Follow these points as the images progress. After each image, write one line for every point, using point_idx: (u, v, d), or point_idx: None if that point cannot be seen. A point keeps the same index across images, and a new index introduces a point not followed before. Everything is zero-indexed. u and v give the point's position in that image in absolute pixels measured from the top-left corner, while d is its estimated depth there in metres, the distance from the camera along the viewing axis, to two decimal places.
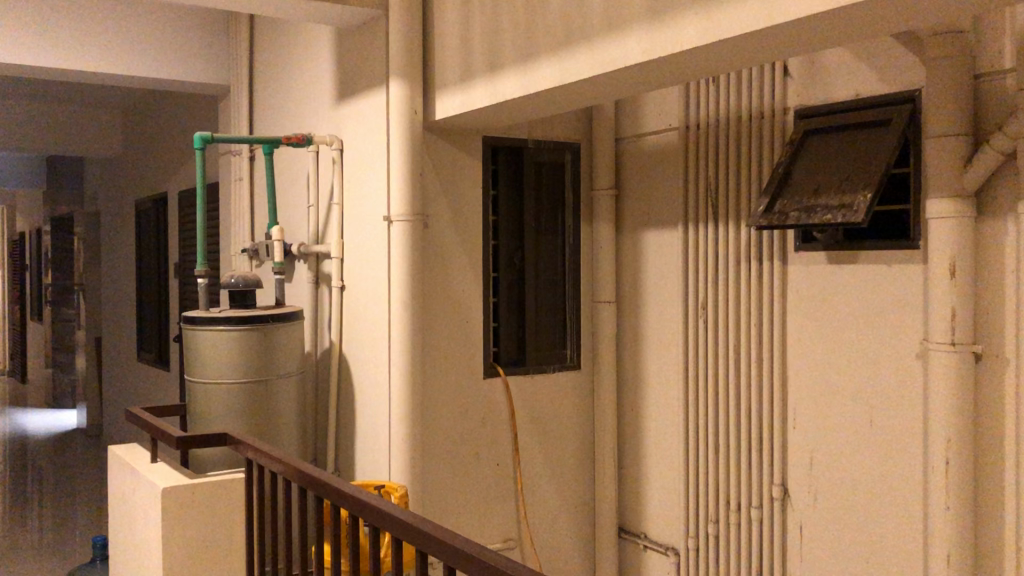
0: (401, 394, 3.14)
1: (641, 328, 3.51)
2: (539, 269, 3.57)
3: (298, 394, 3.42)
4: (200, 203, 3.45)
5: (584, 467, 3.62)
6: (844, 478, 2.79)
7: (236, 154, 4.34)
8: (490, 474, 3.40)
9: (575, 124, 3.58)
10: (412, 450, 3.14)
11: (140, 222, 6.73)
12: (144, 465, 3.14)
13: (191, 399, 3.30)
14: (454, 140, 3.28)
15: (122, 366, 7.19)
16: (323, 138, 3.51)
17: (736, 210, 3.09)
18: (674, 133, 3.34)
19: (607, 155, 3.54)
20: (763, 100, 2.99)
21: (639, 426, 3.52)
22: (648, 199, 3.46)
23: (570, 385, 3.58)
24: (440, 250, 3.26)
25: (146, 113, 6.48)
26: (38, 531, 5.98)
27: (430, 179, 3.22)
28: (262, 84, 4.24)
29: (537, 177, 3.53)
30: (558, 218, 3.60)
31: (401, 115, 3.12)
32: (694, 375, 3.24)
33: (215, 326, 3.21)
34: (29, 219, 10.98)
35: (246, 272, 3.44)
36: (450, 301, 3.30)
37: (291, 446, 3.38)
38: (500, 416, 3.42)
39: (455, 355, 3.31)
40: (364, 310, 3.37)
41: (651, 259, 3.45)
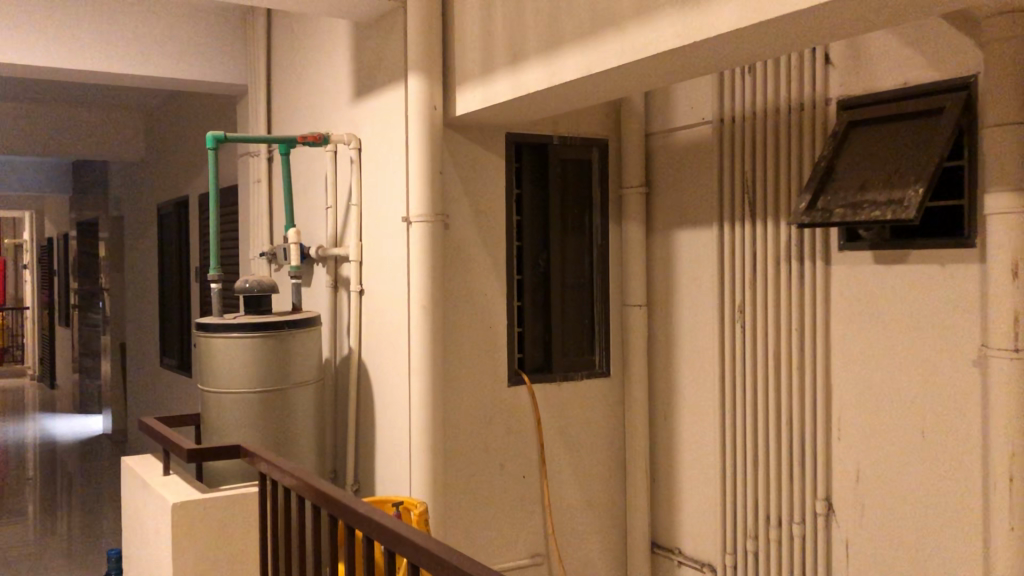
0: (422, 404, 2.99)
1: (674, 334, 3.34)
2: (566, 271, 3.41)
3: (316, 403, 3.29)
4: (213, 204, 3.33)
5: (615, 480, 3.46)
6: (895, 492, 2.60)
7: (254, 156, 4.22)
8: (515, 486, 3.25)
9: (602, 119, 3.42)
10: (434, 463, 3.00)
11: (163, 226, 6.65)
12: (156, 479, 3.02)
13: (204, 409, 3.17)
14: (475, 137, 3.13)
15: (146, 371, 7.12)
16: (340, 137, 3.38)
17: (775, 208, 2.91)
18: (707, 127, 3.17)
19: (637, 152, 3.38)
20: (803, 90, 2.81)
21: (673, 436, 3.35)
22: (680, 198, 3.29)
23: (600, 392, 3.42)
24: (462, 252, 3.12)
25: (168, 115, 6.41)
26: (61, 536, 5.92)
27: (451, 178, 3.08)
28: (279, 83, 4.12)
29: (563, 175, 3.37)
30: (586, 218, 3.44)
31: (420, 111, 2.98)
32: (730, 384, 3.07)
33: (229, 334, 3.08)
34: (56, 225, 11.00)
35: (261, 277, 3.31)
36: (473, 305, 3.15)
37: (309, 458, 3.25)
38: (526, 426, 3.26)
39: (478, 362, 3.16)
40: (384, 316, 3.23)
41: (684, 261, 3.28)
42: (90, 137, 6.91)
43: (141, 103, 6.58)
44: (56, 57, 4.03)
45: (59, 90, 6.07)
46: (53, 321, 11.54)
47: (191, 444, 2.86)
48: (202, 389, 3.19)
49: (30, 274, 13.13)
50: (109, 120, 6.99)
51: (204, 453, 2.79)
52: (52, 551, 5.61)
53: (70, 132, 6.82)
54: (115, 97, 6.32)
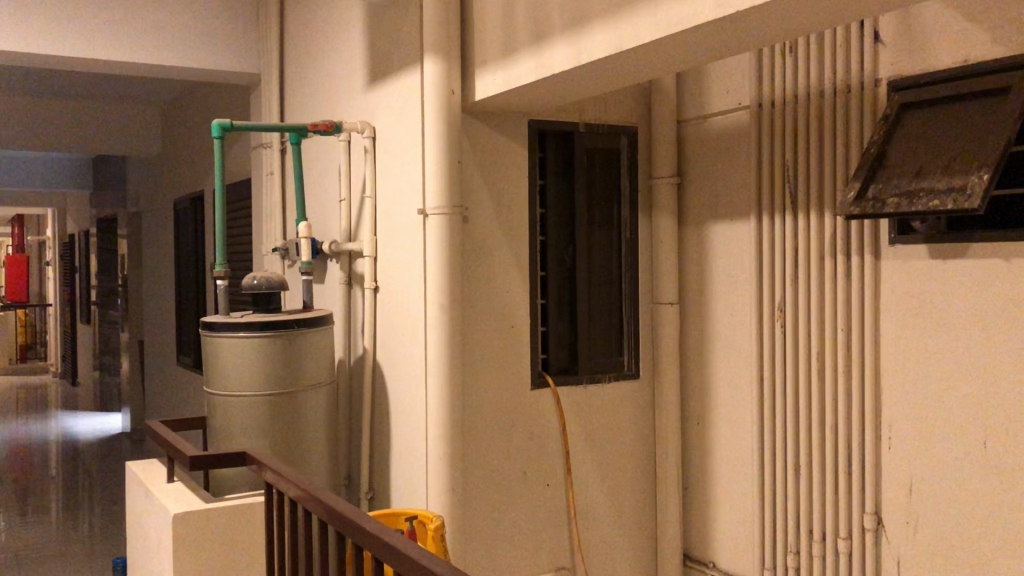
0: (440, 409, 2.81)
1: (708, 334, 3.13)
2: (593, 268, 3.20)
3: (328, 407, 3.11)
4: (220, 197, 3.16)
5: (645, 489, 3.26)
6: (952, 506, 2.39)
7: (267, 147, 4.05)
8: (538, 496, 3.06)
9: (631, 106, 3.22)
10: (452, 472, 2.82)
11: (179, 222, 6.52)
12: (158, 486, 2.86)
13: (210, 413, 3.01)
14: (496, 124, 2.94)
15: (164, 369, 7.00)
16: (354, 125, 3.21)
17: (818, 198, 2.70)
18: (744, 113, 2.96)
19: (668, 140, 3.18)
20: (850, 70, 2.59)
21: (706, 443, 3.15)
22: (714, 189, 3.09)
23: (628, 397, 3.22)
24: (482, 247, 2.93)
25: (183, 109, 6.26)
26: (79, 534, 5.80)
27: (471, 167, 2.89)
28: (292, 72, 3.95)
29: (589, 165, 3.17)
30: (613, 210, 3.23)
31: (437, 96, 2.79)
32: (769, 387, 2.86)
33: (236, 333, 2.91)
34: (77, 222, 10.93)
35: (269, 273, 3.14)
36: (494, 304, 2.96)
37: (321, 465, 3.08)
38: (551, 432, 3.07)
39: (499, 365, 2.97)
40: (399, 315, 3.05)
41: (719, 257, 3.07)
42: (105, 131, 6.78)
43: (156, 95, 6.44)
44: (59, 45, 3.88)
45: (72, 82, 5.94)
46: (75, 318, 11.49)
47: (194, 450, 2.70)
48: (208, 391, 3.02)
49: (53, 272, 13.11)
50: (125, 114, 6.85)
51: (207, 461, 2.62)
52: (71, 548, 5.51)
53: (84, 127, 6.70)
54: (129, 89, 6.18)
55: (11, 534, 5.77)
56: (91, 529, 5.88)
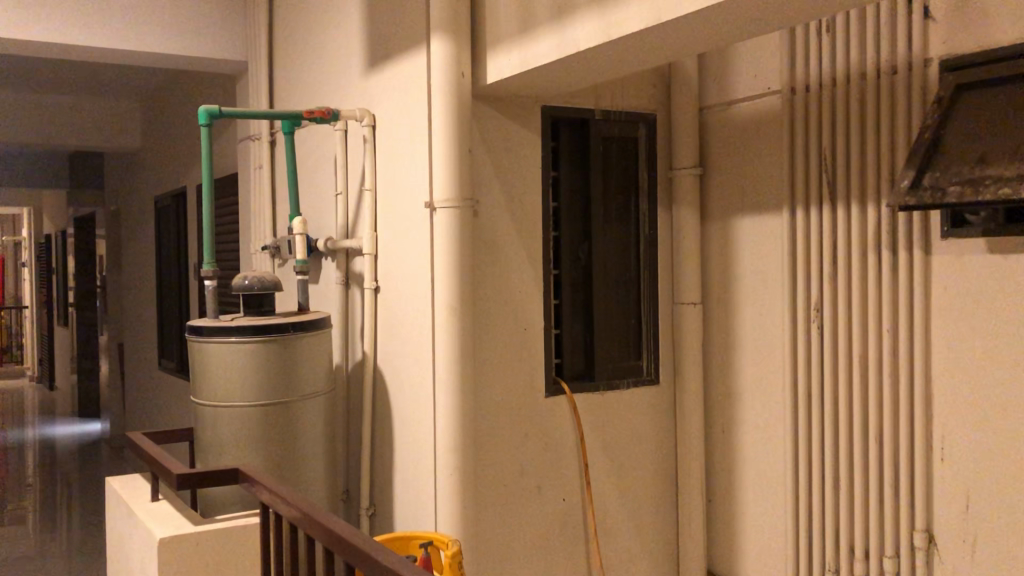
0: (451, 419, 2.59)
1: (734, 335, 2.92)
2: (610, 265, 2.98)
3: (325, 418, 2.88)
4: (207, 191, 2.92)
5: (665, 502, 3.04)
6: (1013, 522, 2.18)
7: (256, 138, 3.81)
8: (554, 511, 2.84)
9: (650, 92, 3.01)
10: (464, 489, 2.59)
11: (160, 220, 6.24)
12: (142, 506, 2.62)
13: (199, 425, 2.77)
14: (508, 110, 2.72)
15: (145, 374, 6.71)
16: (352, 112, 2.98)
17: (861, 188, 2.49)
18: (775, 98, 2.75)
19: (690, 128, 2.97)
20: (895, 49, 2.39)
21: (733, 453, 2.94)
22: (741, 181, 2.88)
23: (648, 403, 3.00)
24: (494, 244, 2.71)
25: (165, 101, 5.99)
26: (56, 545, 5.51)
27: (481, 157, 2.67)
28: (282, 58, 3.71)
29: (606, 154, 2.95)
30: (631, 203, 3.02)
31: (446, 79, 2.56)
32: (804, 394, 2.65)
33: (225, 339, 2.67)
34: (54, 221, 10.59)
35: (262, 273, 2.90)
36: (507, 304, 2.74)
37: (319, 480, 2.85)
38: (567, 444, 2.85)
39: (512, 371, 2.75)
40: (402, 317, 2.83)
41: (746, 253, 2.87)
42: (80, 127, 6.49)
43: (136, 88, 6.17)
44: (26, 29, 3.60)
45: (46, 74, 5.65)
46: (52, 319, 11.16)
47: (182, 467, 2.46)
48: (195, 402, 2.77)
49: (29, 273, 12.74)
50: (103, 110, 6.59)
51: (195, 479, 2.39)
52: (51, 558, 5.26)
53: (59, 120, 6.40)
54: (107, 81, 5.91)
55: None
56: (71, 537, 5.63)
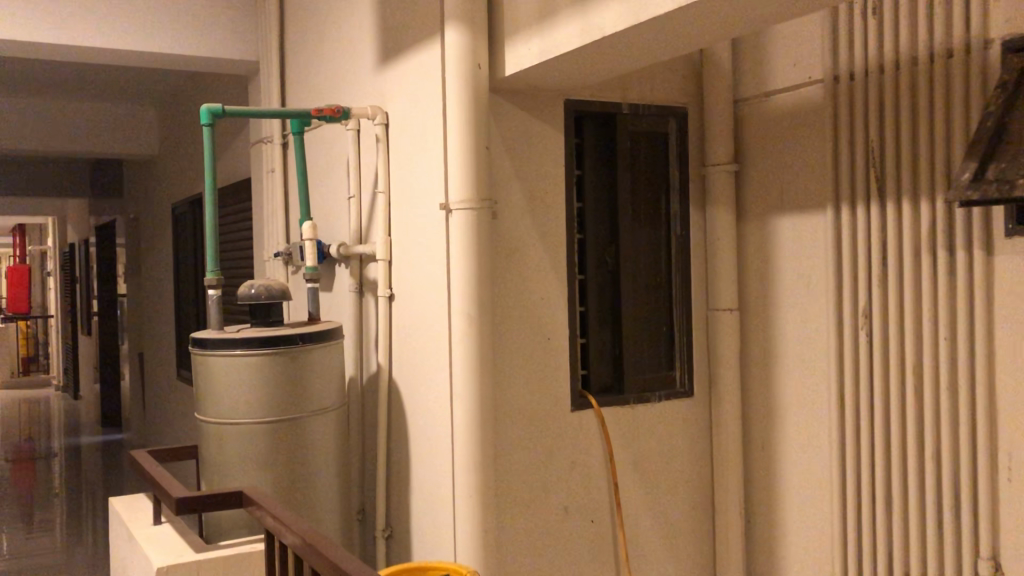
0: (469, 436, 2.41)
1: (773, 344, 2.72)
2: (639, 269, 2.78)
3: (338, 434, 2.71)
4: (212, 195, 2.77)
5: (699, 523, 2.85)
6: None
7: (267, 141, 3.66)
8: (582, 533, 2.65)
9: (679, 84, 2.82)
10: (484, 511, 2.41)
11: (178, 227, 6.13)
12: (143, 530, 2.47)
13: (203, 443, 2.61)
14: (528, 105, 2.54)
15: (164, 383, 6.59)
16: (363, 110, 2.82)
17: (914, 183, 2.28)
18: (816, 87, 2.55)
19: (724, 123, 2.78)
20: (950, 30, 2.18)
21: (772, 470, 2.74)
22: (780, 178, 2.68)
23: (681, 417, 2.80)
24: (515, 248, 2.53)
25: (181, 106, 5.87)
26: (73, 555, 5.38)
27: (500, 155, 2.49)
28: (294, 58, 3.56)
29: (633, 151, 2.77)
30: (661, 203, 2.83)
31: (461, 71, 2.39)
32: (851, 408, 2.44)
33: (232, 351, 2.51)
34: (77, 229, 10.54)
35: (269, 281, 2.74)
36: (529, 312, 2.56)
37: (331, 501, 2.68)
38: (595, 461, 2.66)
39: (535, 384, 2.56)
40: (417, 327, 2.66)
41: (787, 255, 2.67)
42: (93, 134, 6.38)
43: (152, 93, 6.06)
44: (27, 29, 3.46)
45: (58, 79, 5.54)
46: (75, 327, 11.12)
47: (182, 490, 2.31)
48: (200, 419, 2.62)
49: (54, 282, 12.73)
50: (120, 116, 6.48)
51: (196, 503, 2.23)
52: (73, 565, 5.16)
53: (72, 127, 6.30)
54: (123, 85, 5.80)
55: (8, 551, 5.42)
56: (92, 545, 5.53)
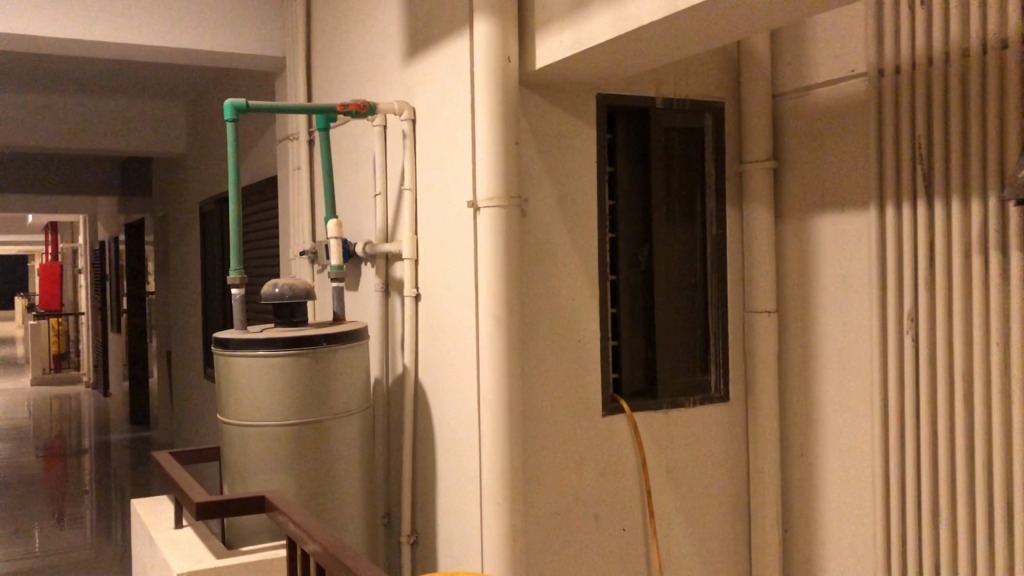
0: (497, 442, 2.33)
1: (813, 348, 2.62)
2: (673, 270, 2.69)
3: (363, 437, 2.65)
4: (235, 192, 2.71)
5: (734, 532, 2.75)
6: None
7: (294, 138, 3.60)
8: (613, 542, 2.56)
9: (716, 78, 2.73)
10: (513, 519, 2.33)
11: (206, 225, 6.11)
12: (164, 534, 2.42)
13: (225, 446, 2.56)
14: (559, 99, 2.46)
15: (192, 381, 6.58)
16: (390, 105, 2.75)
17: (964, 180, 2.17)
18: (860, 81, 2.45)
19: (762, 118, 2.68)
20: (1006, 18, 2.07)
21: (811, 478, 2.64)
22: (821, 175, 2.58)
23: (716, 422, 2.71)
24: (545, 246, 2.45)
25: (210, 104, 5.84)
26: (99, 551, 5.37)
27: (529, 151, 2.42)
28: (321, 53, 3.50)
29: (668, 147, 2.68)
30: (696, 202, 2.74)
31: (491, 64, 2.32)
32: (896, 416, 2.33)
33: (254, 352, 2.45)
34: (108, 227, 10.60)
35: (293, 280, 2.68)
36: (560, 314, 2.47)
37: (356, 507, 2.61)
38: (627, 468, 2.58)
39: (564, 387, 2.48)
40: (444, 328, 2.58)
41: (828, 255, 2.56)
42: (118, 132, 6.37)
43: (180, 90, 6.03)
44: (47, 22, 3.41)
45: (84, 76, 5.52)
46: (106, 323, 11.18)
47: (202, 494, 2.25)
48: (222, 421, 2.56)
49: (86, 280, 12.82)
50: (148, 113, 6.47)
51: (217, 509, 2.18)
52: (103, 561, 5.14)
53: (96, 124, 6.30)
54: (150, 82, 5.77)
55: (38, 547, 5.42)
56: (121, 541, 5.52)
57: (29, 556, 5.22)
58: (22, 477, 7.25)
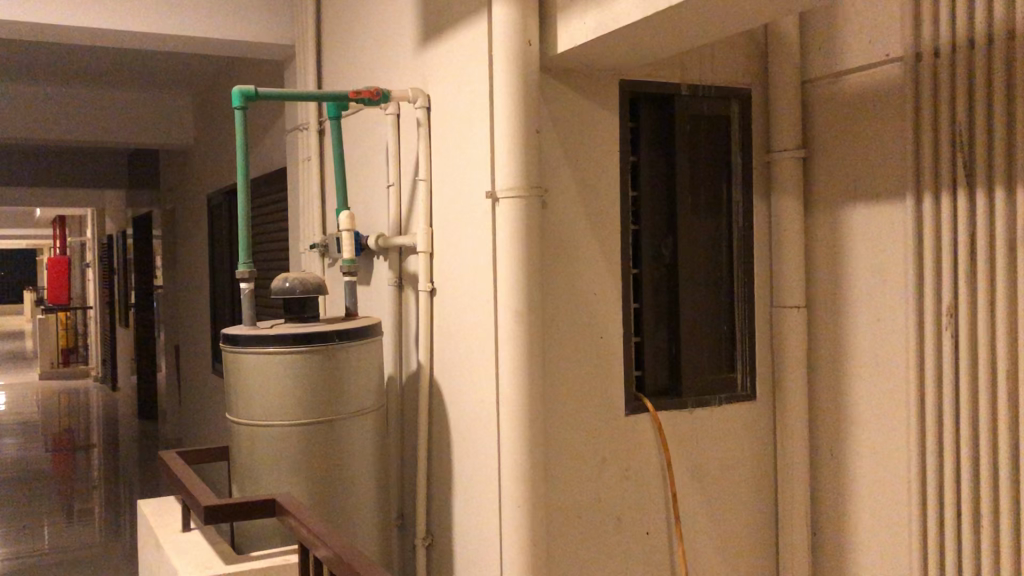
0: (517, 443, 2.24)
1: (844, 345, 2.52)
2: (697, 263, 2.59)
3: (378, 438, 2.56)
4: (244, 184, 2.62)
5: (760, 535, 2.65)
6: None
7: (303, 128, 3.51)
8: (636, 546, 2.47)
9: (742, 64, 2.62)
10: (534, 523, 2.24)
11: (214, 219, 6.03)
12: (172, 538, 2.34)
13: (235, 446, 2.47)
14: (580, 85, 2.36)
15: (200, 376, 6.51)
16: (404, 92, 2.65)
17: (1009, 169, 2.06)
18: (895, 66, 2.34)
19: (790, 105, 2.58)
20: None
21: (841, 480, 2.54)
22: (854, 165, 2.47)
23: (741, 421, 2.62)
24: (566, 239, 2.35)
25: (218, 95, 5.75)
26: (106, 546, 5.29)
27: (550, 140, 2.32)
28: (331, 41, 3.40)
29: (693, 136, 2.58)
30: (723, 193, 2.64)
31: (510, 48, 2.22)
32: (933, 417, 2.23)
33: (264, 349, 2.36)
34: (116, 222, 10.53)
35: (304, 274, 2.58)
36: (582, 309, 2.38)
37: (370, 509, 2.52)
38: (651, 470, 2.48)
39: (586, 385, 2.38)
40: (461, 324, 2.49)
41: (860, 247, 2.46)
42: (122, 124, 6.29)
43: (187, 81, 5.95)
44: (48, 8, 3.32)
45: (87, 67, 5.43)
46: (115, 317, 11.12)
47: (210, 498, 2.17)
48: (232, 420, 2.48)
49: (94, 274, 12.76)
50: (155, 106, 6.38)
51: (226, 513, 2.09)
52: (110, 557, 5.07)
53: (99, 116, 6.21)
54: (157, 74, 5.69)
55: (45, 542, 5.35)
56: (129, 537, 5.44)
57: (36, 552, 5.14)
58: (30, 471, 7.20)
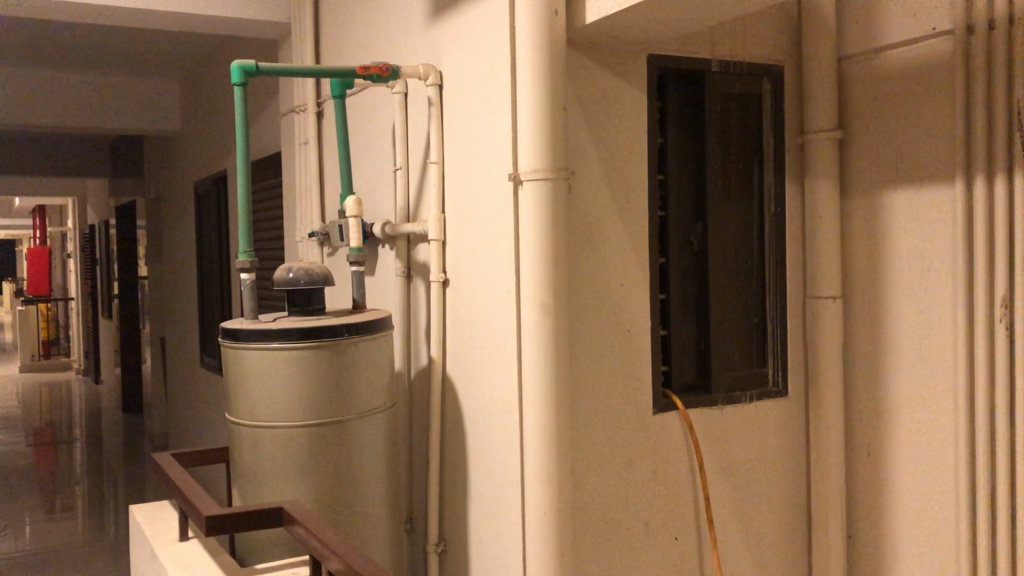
0: (542, 443, 2.08)
1: (884, 337, 2.37)
2: (727, 250, 2.44)
3: (388, 438, 2.40)
4: (242, 166, 2.44)
5: (792, 536, 2.52)
6: None
7: (301, 110, 3.33)
8: (663, 550, 2.32)
9: (774, 39, 2.47)
10: (559, 529, 2.09)
11: (202, 207, 5.83)
12: (168, 547, 2.17)
13: (236, 448, 2.30)
14: (607, 60, 2.19)
15: (188, 370, 6.31)
16: (414, 69, 2.48)
17: None
18: (941, 39, 2.18)
19: (826, 83, 2.42)
20: None
21: (880, 480, 2.40)
22: (895, 145, 2.32)
23: (773, 418, 2.47)
24: (593, 225, 2.19)
25: (206, 78, 5.55)
26: (90, 544, 5.10)
27: (576, 118, 2.15)
28: (330, 17, 3.22)
29: (723, 116, 2.42)
30: (754, 176, 2.48)
31: (534, 18, 2.05)
32: (985, 415, 2.08)
33: (268, 344, 2.19)
34: (97, 211, 10.27)
35: (308, 264, 2.41)
36: (609, 300, 2.22)
37: (380, 514, 2.37)
38: (681, 471, 2.34)
39: (613, 382, 2.23)
40: (478, 316, 2.33)
41: (902, 234, 2.31)
42: (105, 109, 6.08)
43: (173, 64, 5.74)
44: None
45: (69, 47, 5.22)
46: (98, 309, 10.87)
47: (210, 505, 2.00)
48: (233, 420, 2.31)
49: (76, 265, 12.49)
50: (140, 90, 6.17)
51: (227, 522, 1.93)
52: (97, 554, 4.88)
53: (81, 100, 6.00)
54: (143, 56, 5.48)
55: (28, 540, 5.15)
56: (115, 534, 5.25)
57: (18, 550, 4.94)
58: (12, 467, 6.98)
